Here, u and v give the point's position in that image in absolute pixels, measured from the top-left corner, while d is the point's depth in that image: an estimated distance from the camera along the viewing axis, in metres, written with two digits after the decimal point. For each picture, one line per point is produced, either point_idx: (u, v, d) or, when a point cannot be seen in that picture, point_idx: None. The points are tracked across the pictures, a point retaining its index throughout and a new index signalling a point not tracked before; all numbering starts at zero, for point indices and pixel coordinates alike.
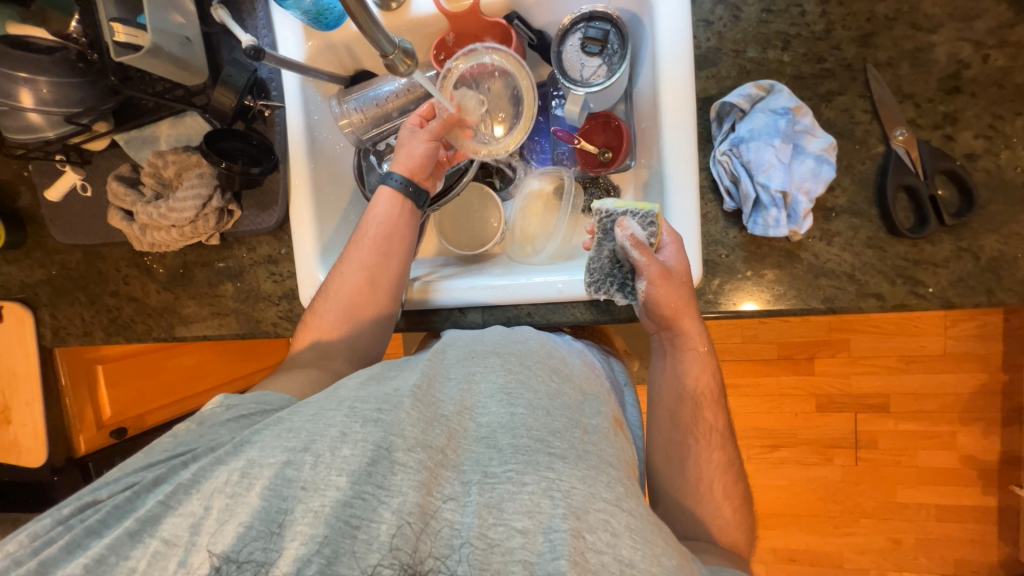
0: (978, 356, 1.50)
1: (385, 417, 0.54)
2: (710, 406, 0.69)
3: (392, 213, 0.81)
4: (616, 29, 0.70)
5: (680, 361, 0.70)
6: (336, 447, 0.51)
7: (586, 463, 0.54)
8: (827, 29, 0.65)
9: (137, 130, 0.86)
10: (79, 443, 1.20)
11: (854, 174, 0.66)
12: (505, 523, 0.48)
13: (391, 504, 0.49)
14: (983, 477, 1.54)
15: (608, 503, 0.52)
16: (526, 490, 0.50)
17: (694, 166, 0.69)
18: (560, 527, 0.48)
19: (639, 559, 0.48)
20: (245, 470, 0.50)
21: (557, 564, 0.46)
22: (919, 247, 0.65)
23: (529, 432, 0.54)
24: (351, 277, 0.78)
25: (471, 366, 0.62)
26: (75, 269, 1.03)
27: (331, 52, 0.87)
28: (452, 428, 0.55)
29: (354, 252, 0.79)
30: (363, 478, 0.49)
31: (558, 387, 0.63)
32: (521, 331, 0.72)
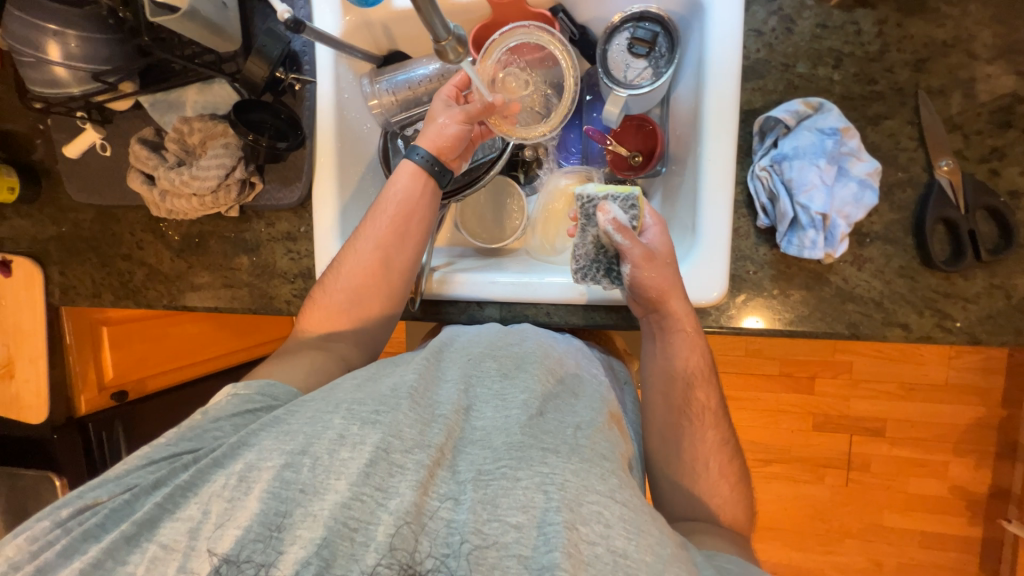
0: (980, 389, 1.50)
1: (383, 419, 0.54)
2: (702, 385, 0.69)
3: (412, 189, 0.76)
4: (665, 32, 0.69)
5: (670, 343, 0.69)
6: (334, 450, 0.52)
7: (578, 457, 0.53)
8: (881, 50, 0.64)
9: (163, 93, 0.84)
10: (79, 403, 1.17)
11: (893, 201, 0.65)
12: (500, 519, 0.48)
13: (389, 506, 0.49)
14: (970, 508, 1.55)
15: (602, 495, 0.50)
16: (521, 485, 0.50)
17: (732, 179, 0.68)
18: (555, 520, 0.47)
19: (633, 550, 0.47)
20: (243, 473, 0.51)
21: (551, 557, 0.45)
22: (951, 280, 0.65)
23: (523, 431, 0.55)
24: (364, 255, 0.75)
25: (468, 369, 0.64)
26: (88, 229, 1.02)
27: (368, 31, 0.85)
28: (450, 429, 0.56)
29: (371, 226, 0.76)
30: (362, 480, 0.49)
31: (555, 391, 0.63)
32: (519, 331, 0.73)
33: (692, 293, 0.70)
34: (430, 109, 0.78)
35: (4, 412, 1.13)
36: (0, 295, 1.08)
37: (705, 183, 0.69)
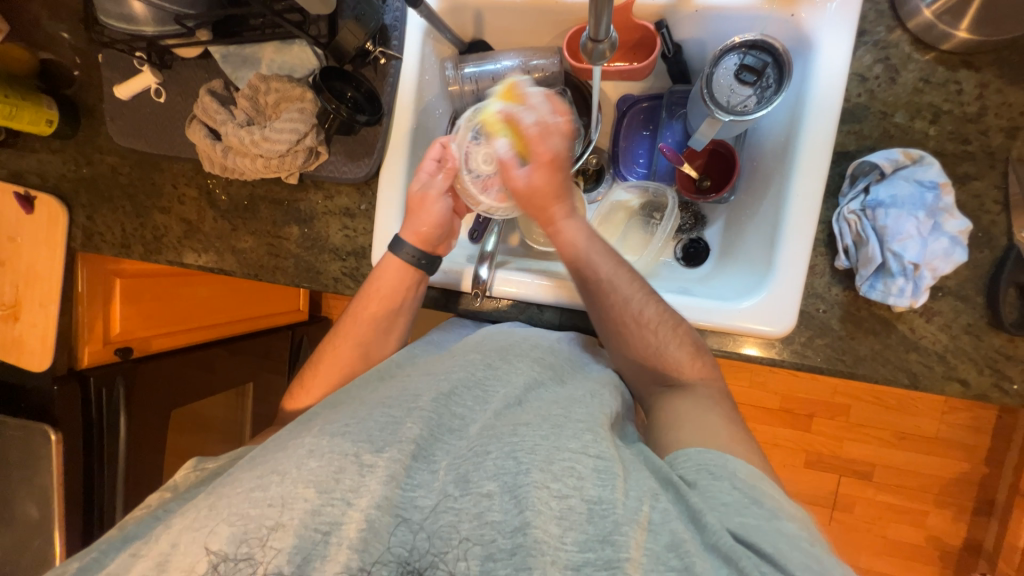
0: (966, 446, 1.53)
1: (353, 427, 0.52)
2: (616, 277, 0.69)
3: (397, 287, 0.76)
4: (776, 63, 0.69)
5: (579, 261, 0.71)
6: (301, 462, 0.49)
7: (548, 423, 0.52)
8: (979, 113, 0.66)
9: (236, 47, 0.81)
10: (82, 355, 1.10)
11: (970, 260, 0.67)
12: (471, 492, 0.48)
13: (356, 503, 0.47)
14: (943, 559, 1.58)
15: (573, 452, 0.49)
16: (490, 457, 0.49)
17: (816, 217, 0.69)
18: (525, 482, 0.47)
19: (606, 494, 0.47)
20: (213, 503, 0.48)
21: (523, 516, 0.45)
22: (1014, 343, 0.66)
23: (495, 416, 0.54)
24: (344, 351, 0.76)
25: (450, 363, 0.62)
26: (125, 175, 0.97)
27: (459, 14, 0.83)
28: (427, 418, 0.53)
29: (351, 328, 0.77)
30: (330, 485, 0.47)
31: (539, 375, 0.61)
32: (513, 328, 0.72)
33: (766, 321, 0.70)
34: (411, 194, 0.76)
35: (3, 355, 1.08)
36: (18, 229, 1.02)
37: (787, 217, 0.69)
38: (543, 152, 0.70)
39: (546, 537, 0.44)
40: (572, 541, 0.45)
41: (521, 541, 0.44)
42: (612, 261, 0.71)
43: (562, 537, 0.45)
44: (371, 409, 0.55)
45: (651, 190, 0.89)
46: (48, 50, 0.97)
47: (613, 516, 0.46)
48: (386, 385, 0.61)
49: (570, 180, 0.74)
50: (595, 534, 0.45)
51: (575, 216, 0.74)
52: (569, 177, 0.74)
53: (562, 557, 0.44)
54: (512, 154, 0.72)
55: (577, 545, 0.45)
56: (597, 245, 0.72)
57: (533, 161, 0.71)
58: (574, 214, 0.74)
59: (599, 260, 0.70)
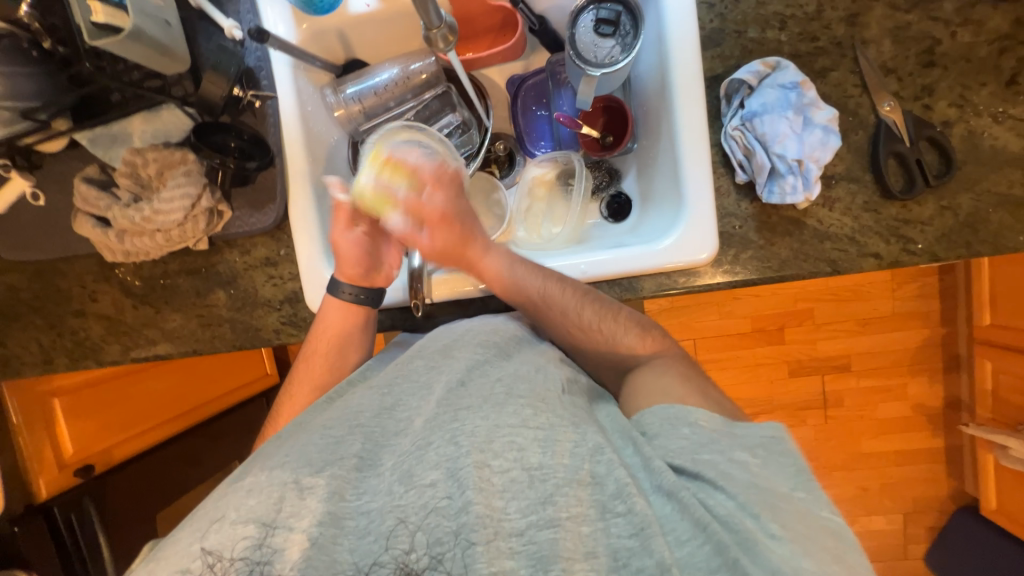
0: (920, 314, 1.64)
1: (291, 458, 0.52)
2: (551, 290, 0.70)
3: (341, 323, 0.76)
4: (627, 10, 0.72)
5: (512, 288, 0.72)
6: (239, 502, 0.49)
7: (489, 402, 0.53)
8: (818, 10, 0.71)
9: (102, 127, 0.77)
10: (38, 488, 1.04)
11: (849, 144, 0.72)
12: (415, 485, 0.49)
13: (298, 526, 0.48)
14: (931, 422, 1.69)
15: (513, 426, 0.51)
16: (433, 447, 0.51)
17: (707, 140, 0.72)
18: (465, 463, 0.48)
19: (547, 459, 0.49)
20: (155, 565, 0.48)
21: (465, 496, 0.47)
22: (908, 208, 0.72)
23: (437, 405, 0.54)
24: (301, 400, 0.73)
25: (392, 375, 0.62)
26: (26, 290, 0.90)
27: (323, 39, 0.82)
28: (370, 433, 0.55)
29: (303, 372, 0.75)
30: (271, 517, 0.48)
31: (482, 355, 0.62)
32: (459, 323, 0.71)
33: (693, 249, 0.73)
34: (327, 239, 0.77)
35: None
36: None
37: (681, 149, 0.73)
38: (430, 215, 0.74)
39: (489, 511, 0.46)
40: (515, 509, 0.47)
41: (464, 520, 0.46)
42: (540, 277, 0.71)
43: (506, 508, 0.47)
44: (325, 440, 0.54)
45: (560, 159, 0.91)
46: None
47: (553, 480, 0.48)
48: (332, 413, 0.59)
49: (470, 218, 0.76)
50: (536, 497, 0.48)
51: (492, 248, 0.75)
52: (467, 215, 0.76)
53: (506, 526, 0.46)
54: (408, 227, 0.76)
55: (520, 512, 0.47)
56: (521, 266, 0.72)
57: (427, 224, 0.75)
58: (490, 246, 0.75)
59: (528, 282, 0.71)
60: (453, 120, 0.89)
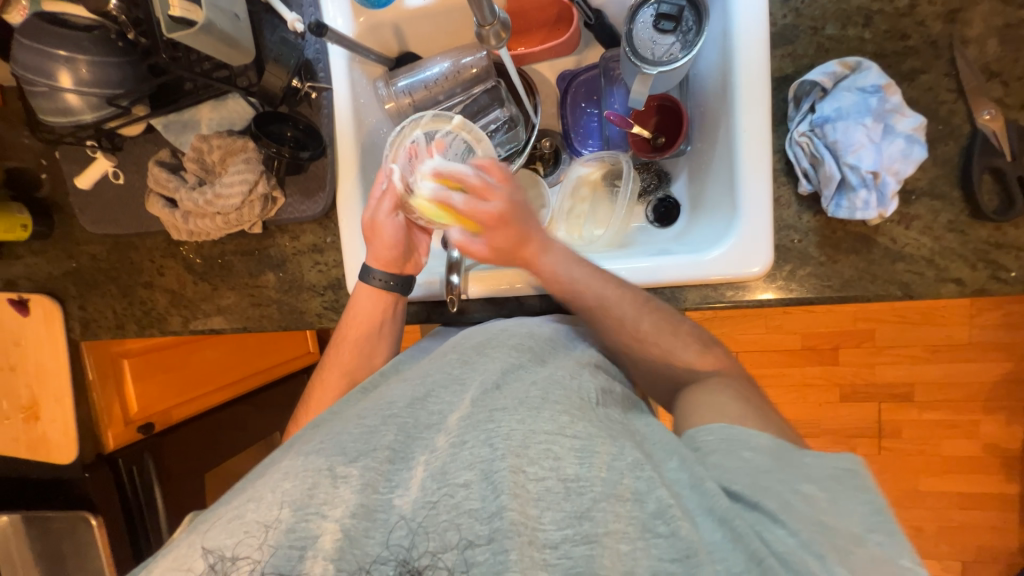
0: (1004, 345, 1.47)
1: (326, 444, 0.53)
2: (609, 299, 0.67)
3: (372, 310, 0.77)
4: (691, 5, 0.68)
5: (571, 290, 0.68)
6: (276, 484, 0.49)
7: (524, 407, 0.53)
8: (910, 5, 0.64)
9: (175, 114, 0.82)
10: (107, 440, 1.13)
11: (937, 155, 0.65)
12: (448, 484, 0.48)
13: (331, 514, 0.47)
14: (1006, 465, 1.52)
15: (550, 433, 0.50)
16: (467, 447, 0.50)
17: (769, 144, 0.67)
18: (500, 467, 0.48)
19: (583, 471, 0.48)
20: (190, 542, 0.49)
21: (499, 501, 0.46)
22: (1002, 231, 0.64)
23: (472, 405, 0.54)
24: (330, 382, 0.76)
25: (425, 369, 0.63)
26: (105, 260, 0.99)
27: (378, 32, 0.84)
28: (403, 423, 0.55)
29: (335, 353, 0.77)
30: (305, 502, 0.48)
31: (517, 360, 0.61)
32: (493, 323, 0.71)
33: (742, 264, 0.68)
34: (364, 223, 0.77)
35: (32, 454, 1.10)
36: (20, 334, 1.05)
37: (739, 156, 0.68)
38: (485, 219, 0.67)
39: (524, 518, 0.45)
40: (550, 520, 0.46)
41: (498, 525, 0.45)
42: (599, 283, 0.68)
43: (540, 517, 0.46)
44: (356, 428, 0.55)
45: (607, 159, 0.88)
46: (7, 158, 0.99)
47: (591, 493, 0.47)
48: (365, 402, 0.61)
49: (529, 216, 0.69)
50: (573, 509, 0.46)
51: (552, 248, 0.70)
52: (527, 215, 0.69)
53: (540, 536, 0.45)
54: (464, 234, 0.70)
55: (555, 523, 0.46)
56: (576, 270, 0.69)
57: (485, 230, 0.68)
58: (551, 245, 0.70)
59: (585, 287, 0.68)
60: (500, 116, 0.88)
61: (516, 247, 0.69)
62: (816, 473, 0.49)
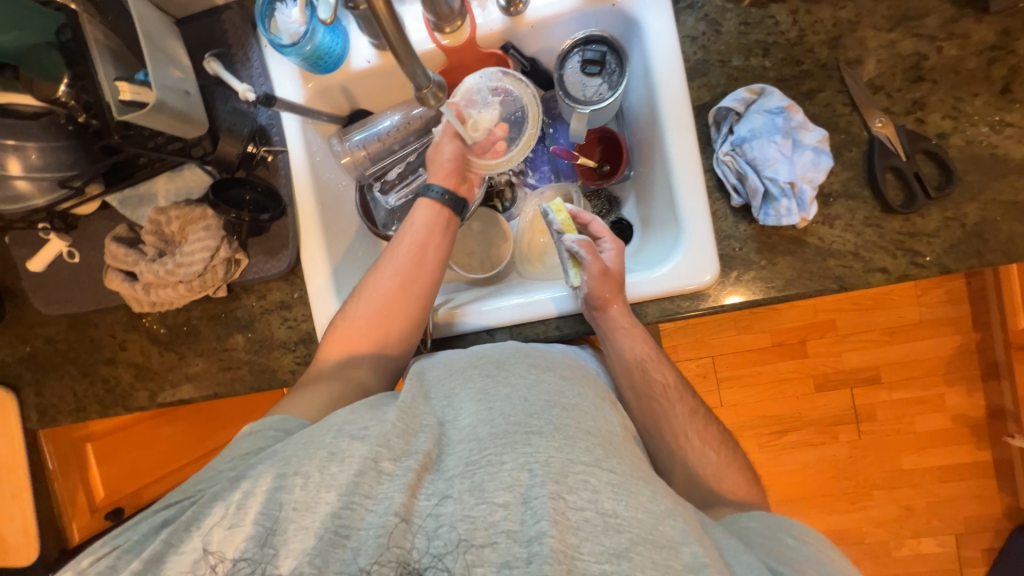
0: (951, 320, 1.57)
1: (371, 432, 0.55)
2: (676, 397, 0.73)
3: (430, 220, 0.79)
4: (612, 50, 0.76)
5: (648, 367, 0.73)
6: (323, 465, 0.52)
7: (562, 434, 0.55)
8: (799, 35, 0.73)
9: (131, 189, 0.83)
10: (72, 531, 1.08)
11: (844, 161, 0.72)
12: (486, 500, 0.50)
13: (372, 507, 0.51)
14: (974, 434, 1.60)
15: (586, 464, 0.53)
16: (506, 467, 0.52)
17: (700, 164, 0.74)
18: (540, 493, 0.49)
19: (622, 509, 0.51)
20: (240, 501, 0.51)
21: (539, 526, 0.48)
22: (912, 221, 0.71)
23: (507, 420, 0.56)
24: (384, 283, 0.75)
25: (451, 382, 0.64)
26: (63, 341, 0.96)
27: (328, 94, 0.88)
28: (436, 433, 0.57)
29: (390, 259, 0.77)
30: (350, 490, 0.51)
31: (541, 376, 0.63)
32: (503, 343, 0.71)
33: (692, 276, 0.73)
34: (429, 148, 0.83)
35: None
36: None
37: (676, 177, 0.74)
38: (593, 266, 0.71)
39: (564, 546, 0.47)
40: (589, 551, 0.48)
41: (537, 550, 0.47)
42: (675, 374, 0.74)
43: (578, 547, 0.48)
44: None
45: (558, 189, 0.93)
46: None
47: (629, 533, 0.50)
48: None
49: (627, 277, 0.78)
50: (612, 545, 0.49)
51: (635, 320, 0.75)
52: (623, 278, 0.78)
53: (578, 564, 0.47)
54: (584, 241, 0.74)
55: (595, 556, 0.48)
56: (625, 334, 0.72)
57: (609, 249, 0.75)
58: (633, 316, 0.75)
59: (662, 372, 0.73)
60: None
61: (607, 299, 0.72)
62: (847, 573, 0.56)
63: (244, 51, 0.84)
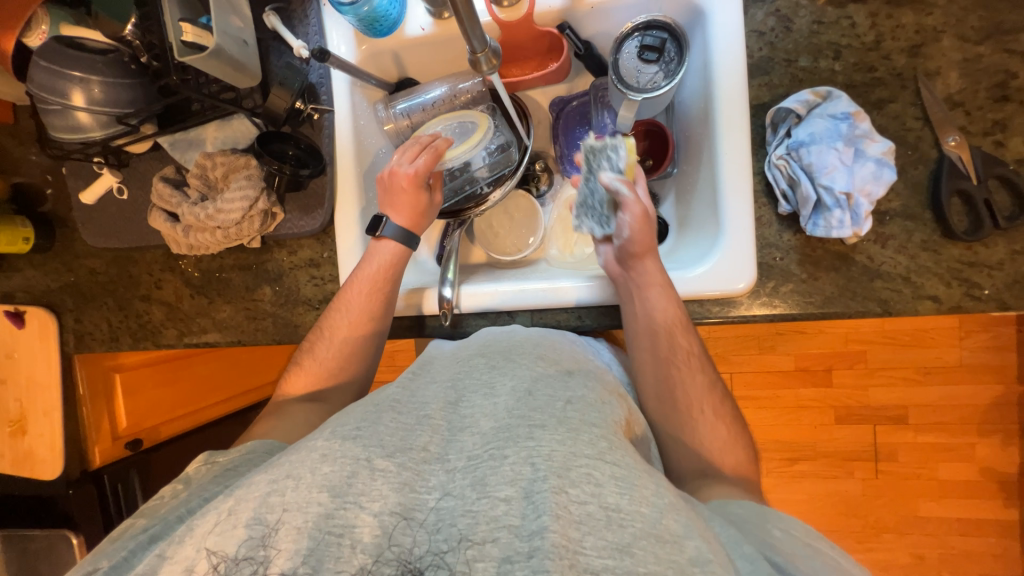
0: (994, 367, 1.48)
1: (363, 431, 0.52)
2: (708, 409, 0.68)
3: (385, 260, 0.79)
4: (672, 37, 0.73)
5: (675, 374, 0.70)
6: (314, 466, 0.49)
7: (564, 426, 0.51)
8: (876, 40, 0.69)
9: (182, 133, 0.85)
10: (93, 455, 1.12)
11: (907, 179, 0.68)
12: (488, 495, 0.47)
13: (369, 506, 0.47)
14: (1003, 490, 1.51)
15: (591, 457, 0.48)
16: (507, 462, 0.49)
17: (749, 166, 0.70)
18: (542, 488, 0.45)
19: (626, 502, 0.46)
20: (231, 508, 0.48)
21: (540, 521, 0.44)
22: (973, 250, 0.66)
23: (511, 414, 0.53)
24: (341, 322, 0.77)
25: (456, 370, 0.64)
26: (105, 274, 1.00)
27: (379, 59, 0.88)
28: (437, 426, 0.55)
29: (345, 298, 0.78)
30: (343, 489, 0.47)
31: (544, 370, 0.61)
32: (517, 330, 0.73)
33: (730, 279, 0.70)
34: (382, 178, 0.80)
35: (16, 470, 1.09)
36: (13, 348, 1.04)
37: (722, 178, 0.71)
38: (635, 207, 0.70)
39: (565, 541, 0.43)
40: (591, 545, 0.43)
41: (538, 545, 0.42)
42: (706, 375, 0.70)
43: (581, 542, 0.43)
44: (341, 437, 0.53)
45: None
46: (17, 174, 1.01)
47: (632, 528, 0.44)
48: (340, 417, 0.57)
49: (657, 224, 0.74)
50: (615, 540, 0.44)
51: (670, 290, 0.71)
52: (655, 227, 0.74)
53: (580, 560, 0.42)
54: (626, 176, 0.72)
55: (597, 550, 0.43)
56: (657, 293, 0.70)
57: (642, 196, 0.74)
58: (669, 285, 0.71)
59: (691, 374, 0.69)
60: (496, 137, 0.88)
61: (644, 249, 0.70)
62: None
63: (304, 8, 0.86)
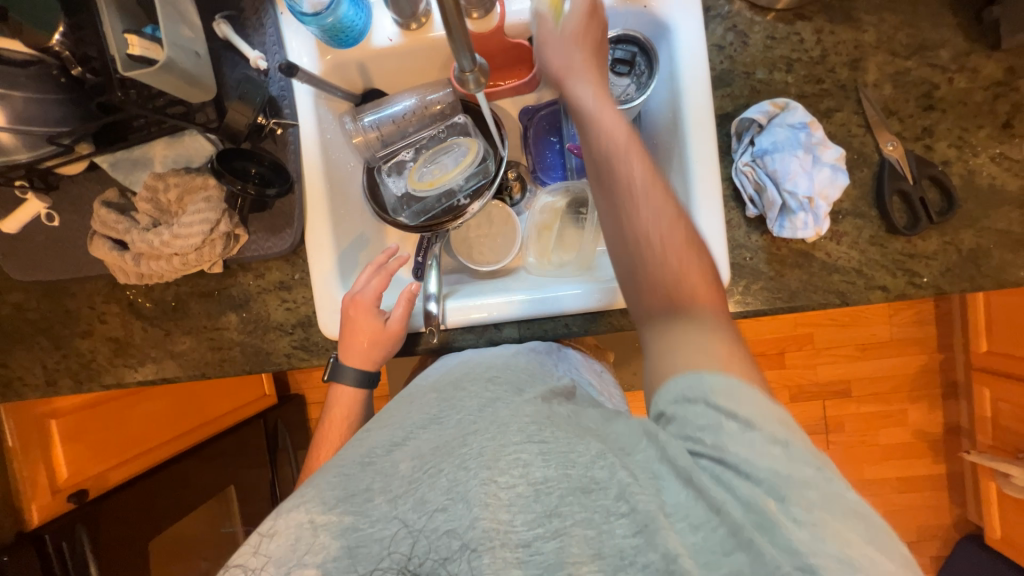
0: (918, 340, 1.66)
1: (305, 494, 0.48)
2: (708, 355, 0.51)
3: (371, 294, 0.77)
4: (642, 51, 0.79)
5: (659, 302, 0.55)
6: (257, 546, 0.46)
7: (494, 423, 0.50)
8: (822, 54, 0.75)
9: (125, 151, 0.79)
10: (29, 514, 1.01)
11: (855, 180, 0.75)
12: (426, 509, 0.46)
13: (312, 562, 0.44)
14: (932, 449, 1.69)
15: (518, 442, 0.47)
16: (442, 474, 0.47)
17: (717, 172, 0.74)
18: (472, 483, 0.45)
19: (551, 472, 0.46)
20: None
21: (471, 512, 0.44)
22: (913, 243, 0.74)
23: (461, 424, 0.51)
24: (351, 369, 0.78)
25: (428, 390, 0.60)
26: (35, 311, 0.89)
27: (344, 70, 0.85)
28: (379, 456, 0.50)
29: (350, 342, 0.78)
30: (288, 559, 0.44)
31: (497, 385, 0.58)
32: (506, 346, 0.72)
33: None
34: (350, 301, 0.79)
35: None
36: None
37: (695, 183, 0.74)
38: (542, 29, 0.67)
39: (495, 524, 0.44)
40: (521, 522, 0.44)
41: (472, 535, 0.44)
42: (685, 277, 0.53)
43: (512, 521, 0.44)
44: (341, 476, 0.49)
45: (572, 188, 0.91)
46: None
47: (557, 491, 0.45)
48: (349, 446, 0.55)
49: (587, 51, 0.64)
50: (542, 510, 0.45)
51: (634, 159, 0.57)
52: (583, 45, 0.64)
53: (512, 537, 0.44)
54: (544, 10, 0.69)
55: (527, 524, 0.44)
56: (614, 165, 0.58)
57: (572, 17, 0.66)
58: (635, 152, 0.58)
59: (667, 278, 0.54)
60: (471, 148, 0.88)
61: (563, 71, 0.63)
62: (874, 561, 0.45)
63: (260, 17, 0.81)
